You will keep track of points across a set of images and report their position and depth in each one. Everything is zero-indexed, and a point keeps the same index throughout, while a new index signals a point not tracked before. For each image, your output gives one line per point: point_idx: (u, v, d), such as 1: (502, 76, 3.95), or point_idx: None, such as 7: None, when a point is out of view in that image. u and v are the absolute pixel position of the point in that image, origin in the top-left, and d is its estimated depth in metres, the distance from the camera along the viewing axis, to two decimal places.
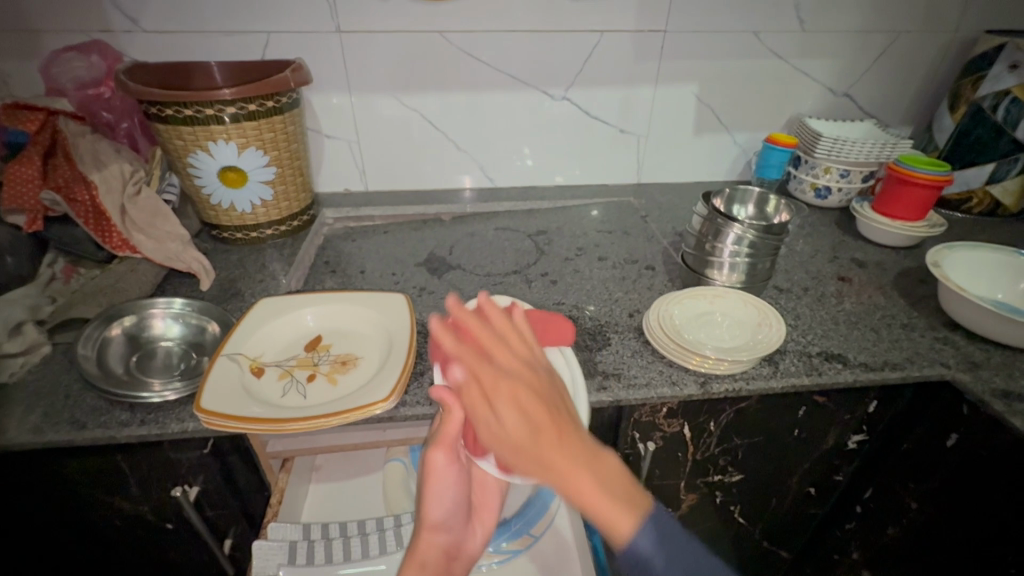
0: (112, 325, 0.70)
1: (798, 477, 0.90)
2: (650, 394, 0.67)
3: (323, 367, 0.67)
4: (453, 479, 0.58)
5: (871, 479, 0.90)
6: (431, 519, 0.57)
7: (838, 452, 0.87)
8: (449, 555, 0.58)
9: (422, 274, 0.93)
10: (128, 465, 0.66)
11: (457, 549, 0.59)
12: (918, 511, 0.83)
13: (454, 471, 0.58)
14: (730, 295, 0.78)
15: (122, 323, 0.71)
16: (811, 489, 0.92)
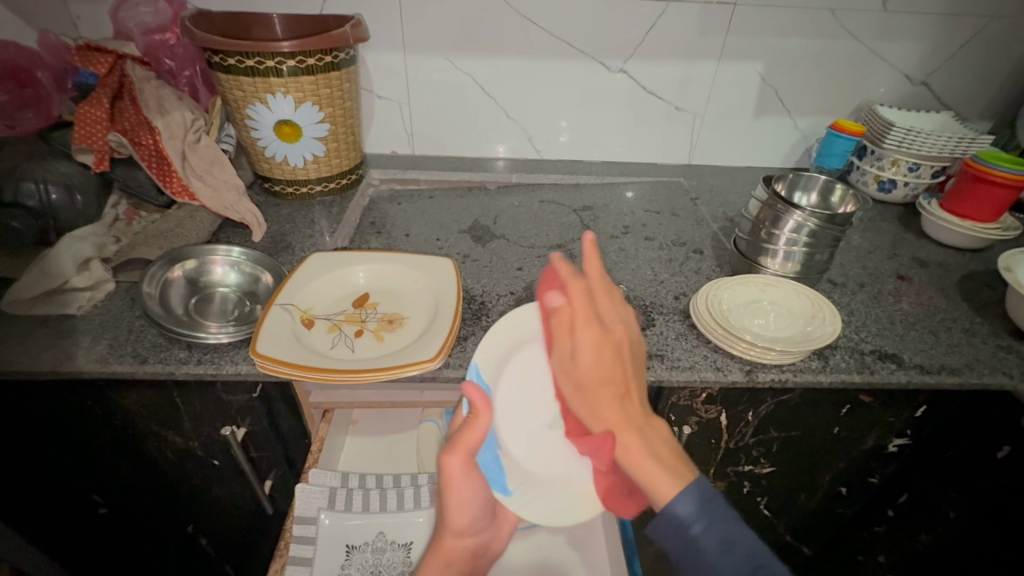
0: (175, 267, 0.72)
1: (831, 475, 0.88)
2: (693, 378, 0.67)
3: (370, 324, 0.68)
4: (476, 486, 0.54)
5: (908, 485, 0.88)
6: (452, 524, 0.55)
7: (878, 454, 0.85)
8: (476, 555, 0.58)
9: (466, 242, 0.93)
10: (183, 402, 0.70)
11: (484, 548, 0.59)
12: (954, 520, 0.82)
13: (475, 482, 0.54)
14: (784, 285, 0.76)
15: (183, 266, 0.73)
16: (842, 488, 0.91)
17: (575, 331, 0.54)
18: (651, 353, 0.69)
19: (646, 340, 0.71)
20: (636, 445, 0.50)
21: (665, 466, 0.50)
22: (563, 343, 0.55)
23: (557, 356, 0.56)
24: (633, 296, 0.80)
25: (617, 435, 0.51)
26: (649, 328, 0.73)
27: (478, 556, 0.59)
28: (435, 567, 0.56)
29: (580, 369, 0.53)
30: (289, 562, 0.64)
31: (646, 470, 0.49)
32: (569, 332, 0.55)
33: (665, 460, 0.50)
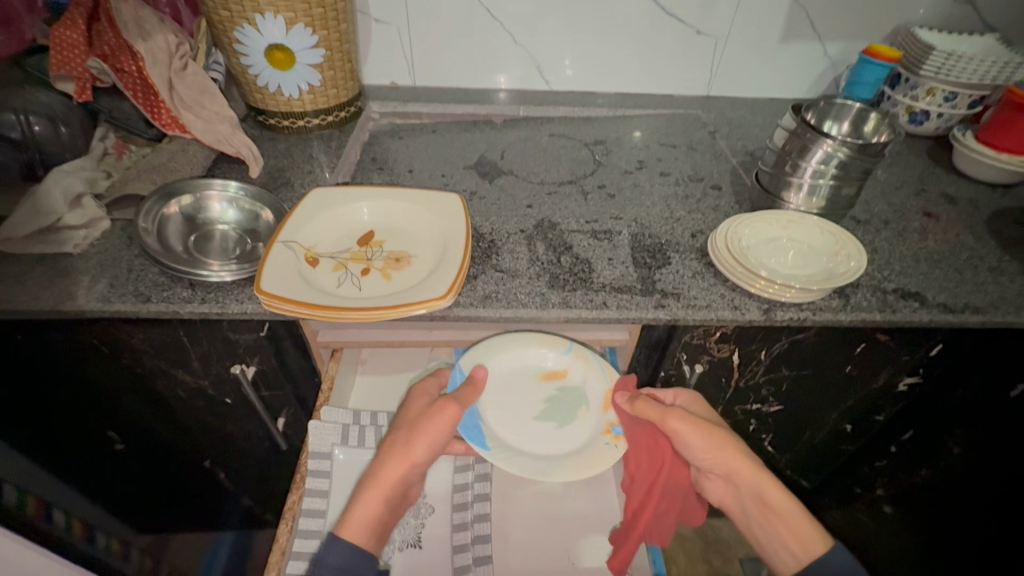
0: (171, 203, 0.68)
1: (839, 413, 0.89)
2: (710, 317, 0.65)
3: (376, 262, 0.66)
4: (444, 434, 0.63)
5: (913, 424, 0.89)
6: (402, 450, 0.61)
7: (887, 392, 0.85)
8: (405, 496, 0.63)
9: (473, 178, 0.89)
10: (190, 341, 0.69)
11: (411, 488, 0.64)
12: (959, 456, 0.82)
13: (443, 430, 0.62)
14: (807, 221, 0.72)
15: (180, 202, 0.69)
16: (848, 425, 0.91)
17: (701, 423, 0.66)
18: (667, 292, 0.67)
19: (662, 279, 0.68)
20: (771, 512, 0.64)
21: (804, 530, 0.62)
22: (696, 434, 0.65)
23: (691, 448, 0.66)
24: (648, 233, 0.76)
25: (761, 496, 0.65)
26: (665, 267, 0.70)
27: (405, 494, 0.63)
28: (372, 491, 0.60)
29: (715, 448, 0.65)
30: (306, 494, 0.65)
31: (792, 522, 0.63)
32: (696, 424, 0.66)
33: (798, 522, 0.63)
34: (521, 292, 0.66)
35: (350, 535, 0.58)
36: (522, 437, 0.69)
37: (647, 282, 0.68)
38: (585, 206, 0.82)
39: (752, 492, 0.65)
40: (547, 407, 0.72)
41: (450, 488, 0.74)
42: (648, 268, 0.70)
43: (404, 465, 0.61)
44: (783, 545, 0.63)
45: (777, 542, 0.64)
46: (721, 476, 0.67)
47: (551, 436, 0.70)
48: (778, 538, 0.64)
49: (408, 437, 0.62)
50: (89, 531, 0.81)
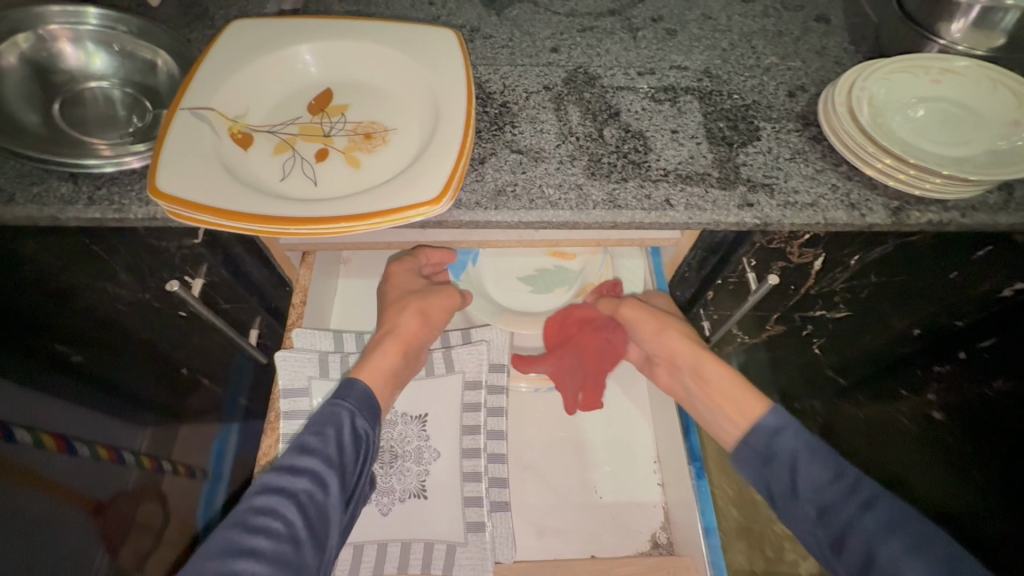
0: (3, 46, 0.45)
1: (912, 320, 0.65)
2: (815, 219, 0.46)
3: (336, 140, 0.45)
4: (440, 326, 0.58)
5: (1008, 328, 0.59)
6: (418, 305, 0.55)
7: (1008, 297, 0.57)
8: (405, 373, 0.54)
9: (473, 6, 0.62)
10: (104, 251, 0.51)
11: (410, 367, 0.55)
12: None
13: (439, 319, 0.57)
14: (969, 74, 0.49)
15: (18, 45, 0.46)
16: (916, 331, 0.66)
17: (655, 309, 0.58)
18: (756, 183, 0.47)
19: (748, 163, 0.48)
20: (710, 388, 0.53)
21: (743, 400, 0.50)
22: (645, 320, 0.57)
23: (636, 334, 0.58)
24: (727, 92, 0.54)
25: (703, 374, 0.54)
26: (752, 144, 0.49)
27: (406, 367, 0.54)
28: (392, 340, 0.53)
29: (660, 327, 0.56)
30: (283, 439, 0.55)
31: (732, 391, 0.51)
32: (644, 308, 0.58)
33: (735, 392, 0.51)
34: (547, 183, 0.46)
35: (365, 380, 0.50)
36: (498, 285, 0.67)
37: (726, 168, 0.48)
38: (633, 49, 0.57)
39: (691, 367, 0.54)
40: (537, 276, 0.68)
41: (455, 406, 0.57)
42: (728, 146, 0.49)
43: (420, 324, 0.55)
44: (721, 417, 0.51)
45: (719, 417, 0.52)
46: (663, 359, 0.57)
47: (524, 295, 0.67)
48: (721, 414, 0.52)
49: (422, 294, 0.56)
50: (61, 442, 0.53)
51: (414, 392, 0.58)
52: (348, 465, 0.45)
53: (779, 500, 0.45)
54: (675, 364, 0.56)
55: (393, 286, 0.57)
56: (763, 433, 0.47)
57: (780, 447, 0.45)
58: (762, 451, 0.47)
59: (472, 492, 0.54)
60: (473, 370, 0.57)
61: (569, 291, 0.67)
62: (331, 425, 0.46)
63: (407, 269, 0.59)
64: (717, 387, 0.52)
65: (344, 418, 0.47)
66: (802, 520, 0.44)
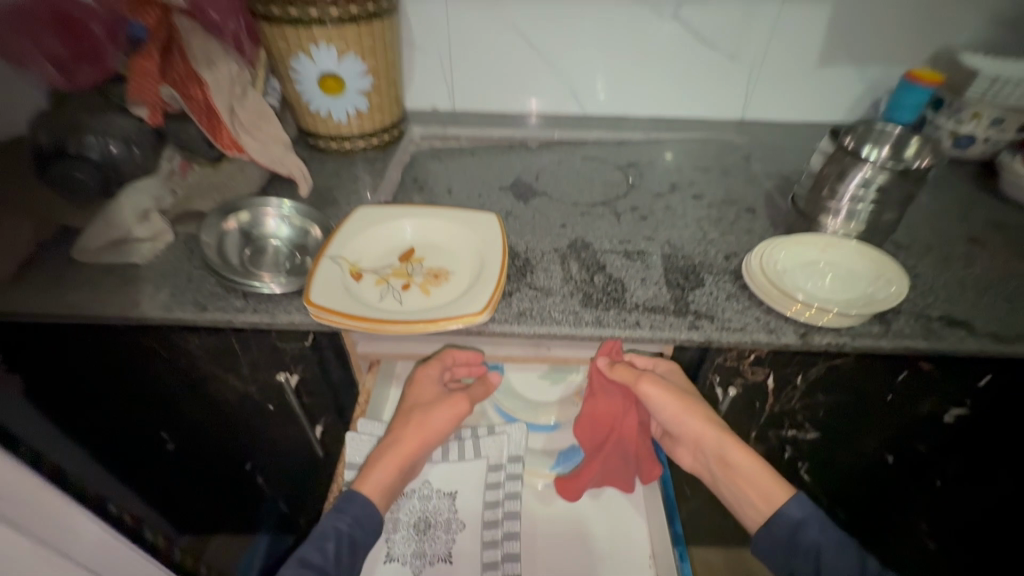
0: (229, 219, 0.73)
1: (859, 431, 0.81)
2: (745, 339, 0.65)
3: (416, 278, 0.68)
4: (447, 426, 0.69)
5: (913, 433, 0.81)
6: (417, 421, 0.68)
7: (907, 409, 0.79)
8: (400, 481, 0.67)
9: (509, 198, 0.92)
10: (241, 347, 0.73)
11: (410, 472, 0.68)
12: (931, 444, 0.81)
13: (446, 425, 0.69)
14: (845, 245, 0.71)
15: (238, 218, 0.74)
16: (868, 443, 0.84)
17: (671, 389, 0.69)
18: (700, 313, 0.67)
19: (695, 300, 0.69)
20: (738, 478, 0.67)
21: (766, 490, 0.65)
22: (670, 400, 0.68)
23: (659, 411, 0.70)
24: (681, 255, 0.77)
25: (725, 459, 0.68)
26: (698, 289, 0.71)
27: (407, 474, 0.68)
28: (392, 458, 0.66)
29: (678, 411, 0.69)
30: None
31: (757, 479, 0.66)
32: (667, 390, 0.69)
33: (760, 482, 0.66)
34: (553, 308, 0.67)
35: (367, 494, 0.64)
36: (523, 387, 0.84)
37: (680, 303, 0.69)
38: (618, 227, 0.84)
39: (719, 455, 0.68)
40: (551, 373, 0.84)
41: (480, 484, 0.71)
42: (681, 290, 0.70)
43: (419, 437, 0.68)
44: (751, 503, 0.66)
45: (745, 499, 0.67)
46: (691, 442, 0.71)
47: (544, 388, 0.83)
48: (747, 496, 0.67)
49: (424, 412, 0.69)
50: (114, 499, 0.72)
51: (448, 473, 0.72)
52: (344, 568, 0.59)
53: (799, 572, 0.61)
54: (698, 445, 0.70)
55: (417, 399, 0.71)
56: (788, 526, 0.62)
57: (805, 539, 0.61)
58: (786, 539, 0.62)
59: (490, 558, 0.65)
60: (496, 455, 0.72)
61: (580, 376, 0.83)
62: (331, 540, 0.60)
63: (423, 382, 0.73)
64: (742, 474, 0.67)
65: (343, 534, 0.60)
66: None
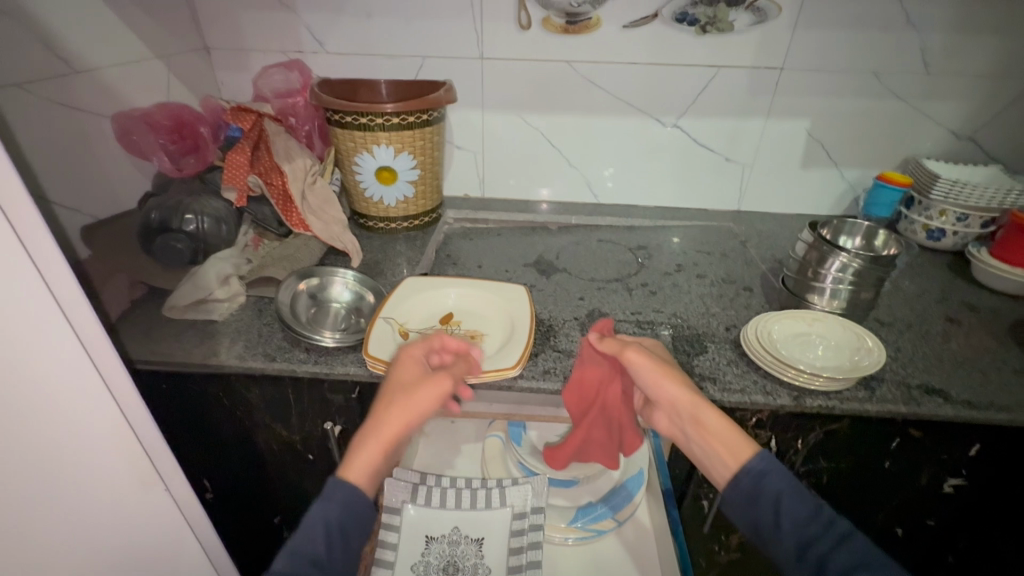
0: (302, 283, 0.87)
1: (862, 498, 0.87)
2: (744, 399, 0.73)
3: (455, 337, 0.79)
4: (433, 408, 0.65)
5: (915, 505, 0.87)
6: (400, 402, 0.63)
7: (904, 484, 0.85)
8: (378, 468, 0.62)
9: (533, 274, 1.04)
10: (294, 397, 0.81)
11: (392, 454, 0.64)
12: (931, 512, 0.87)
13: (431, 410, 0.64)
14: (830, 319, 0.82)
15: (309, 282, 0.88)
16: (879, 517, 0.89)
17: (653, 355, 0.71)
18: (704, 375, 0.76)
19: (699, 364, 0.78)
20: (711, 438, 0.64)
21: (733, 450, 0.63)
22: (649, 364, 0.70)
23: (639, 377, 0.70)
24: (687, 325, 0.88)
25: (700, 422, 0.66)
26: (702, 354, 0.80)
27: (389, 457, 0.63)
28: (375, 441, 0.61)
29: (660, 375, 0.69)
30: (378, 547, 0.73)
31: (729, 441, 0.63)
32: (648, 356, 0.70)
33: (732, 442, 0.63)
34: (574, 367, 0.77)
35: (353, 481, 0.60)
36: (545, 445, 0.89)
37: (686, 366, 0.78)
38: (630, 300, 0.95)
39: (693, 417, 0.66)
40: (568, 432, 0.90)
41: (505, 531, 0.76)
42: (687, 354, 0.80)
43: (403, 423, 0.62)
44: (721, 462, 0.64)
45: (713, 458, 0.65)
46: (666, 407, 0.69)
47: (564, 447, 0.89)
48: (717, 460, 0.65)
49: (404, 395, 0.65)
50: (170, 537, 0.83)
51: (476, 521, 0.77)
52: (335, 553, 0.56)
53: (766, 536, 0.58)
54: (674, 410, 0.68)
55: (403, 384, 0.66)
56: (752, 477, 0.60)
57: (767, 488, 0.59)
58: (750, 491, 0.60)
59: None
60: (520, 504, 0.77)
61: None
62: (320, 531, 0.56)
63: (408, 363, 0.68)
64: (714, 433, 0.64)
65: (333, 522, 0.57)
66: (783, 552, 0.57)
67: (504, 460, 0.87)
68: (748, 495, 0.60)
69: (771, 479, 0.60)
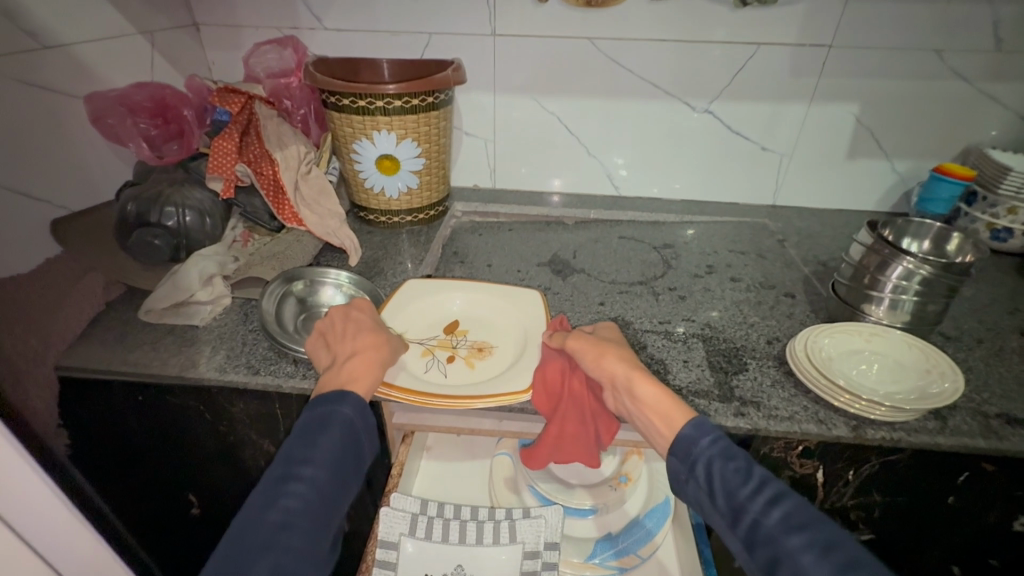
0: (290, 287, 0.80)
1: (920, 538, 0.76)
2: (793, 429, 0.63)
3: (461, 350, 0.71)
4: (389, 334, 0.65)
5: (983, 548, 0.75)
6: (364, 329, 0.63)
7: (969, 524, 0.73)
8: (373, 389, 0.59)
9: (547, 274, 0.95)
10: (282, 413, 0.73)
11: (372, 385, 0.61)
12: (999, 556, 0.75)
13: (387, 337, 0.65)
14: (891, 335, 0.72)
15: (297, 286, 0.81)
16: (937, 555, 0.78)
17: (594, 338, 0.64)
18: (746, 400, 0.66)
19: (740, 385, 0.68)
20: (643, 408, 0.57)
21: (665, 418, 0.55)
22: (586, 346, 0.63)
23: (580, 360, 0.63)
24: (721, 337, 0.78)
25: (634, 392, 0.58)
26: (742, 373, 0.70)
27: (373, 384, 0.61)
28: (363, 359, 0.60)
29: (597, 350, 0.63)
30: None
31: (660, 407, 0.56)
32: (587, 338, 0.64)
33: (660, 407, 0.56)
34: None
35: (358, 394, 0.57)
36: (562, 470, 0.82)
37: (724, 387, 0.68)
38: (656, 307, 0.85)
39: (627, 387, 0.59)
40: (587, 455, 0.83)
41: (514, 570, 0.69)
42: (725, 373, 0.70)
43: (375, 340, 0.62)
44: (655, 431, 0.56)
45: (653, 432, 0.56)
46: (607, 385, 0.61)
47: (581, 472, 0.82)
48: (653, 427, 0.56)
49: (359, 350, 0.61)
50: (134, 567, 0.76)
51: (482, 559, 0.69)
52: (347, 458, 0.53)
53: (706, 508, 0.51)
54: (616, 389, 0.60)
55: (344, 345, 0.62)
56: (684, 443, 0.53)
57: (698, 454, 0.52)
58: (683, 458, 0.53)
59: None
60: (532, 540, 0.69)
61: (614, 459, 0.83)
62: (336, 426, 0.53)
63: (340, 327, 0.64)
64: (647, 403, 0.57)
65: (350, 422, 0.54)
66: (720, 523, 0.49)
67: (513, 485, 0.80)
68: (685, 455, 0.52)
69: (706, 440, 0.52)
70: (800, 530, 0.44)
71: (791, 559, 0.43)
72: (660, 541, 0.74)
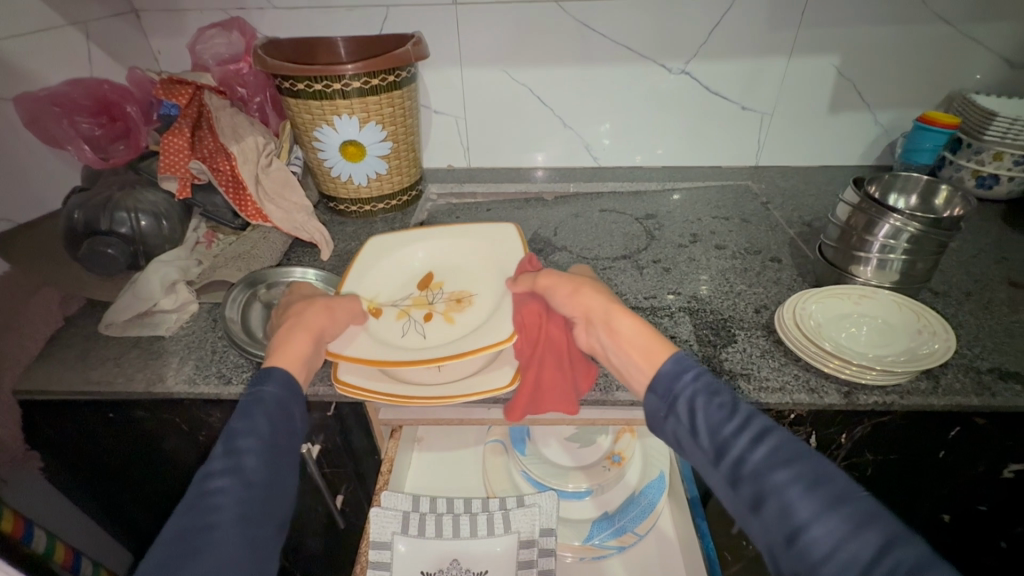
0: (252, 292, 0.77)
1: (912, 493, 0.76)
2: (785, 399, 0.62)
3: (438, 306, 0.70)
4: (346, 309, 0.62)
5: (973, 498, 0.76)
6: (311, 303, 0.61)
7: (961, 476, 0.73)
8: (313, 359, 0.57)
9: None
10: None
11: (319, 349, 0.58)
12: (988, 504, 0.76)
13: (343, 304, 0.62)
14: (880, 296, 0.70)
15: (260, 291, 0.78)
16: (929, 507, 0.78)
17: (570, 276, 0.63)
18: (736, 372, 0.65)
19: (728, 358, 0.67)
20: (621, 344, 0.54)
21: (644, 351, 0.52)
22: (560, 284, 0.61)
23: (555, 299, 0.62)
24: (708, 308, 0.76)
25: (611, 326, 0.56)
26: (730, 346, 0.69)
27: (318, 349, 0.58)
28: (300, 330, 0.57)
29: (574, 286, 0.61)
30: None
31: (640, 341, 0.53)
32: (561, 275, 0.63)
33: (639, 343, 0.53)
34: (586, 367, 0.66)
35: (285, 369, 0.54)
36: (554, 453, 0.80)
37: (713, 362, 0.66)
38: (640, 280, 0.83)
39: (605, 323, 0.56)
40: (578, 434, 0.82)
41: (511, 560, 0.68)
42: (713, 347, 0.68)
43: (326, 316, 0.60)
44: (634, 367, 0.52)
45: (631, 368, 0.53)
46: (582, 321, 0.60)
47: (574, 453, 0.80)
48: (633, 365, 0.53)
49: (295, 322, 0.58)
50: None
51: (477, 551, 0.68)
52: (280, 446, 0.47)
53: (688, 449, 0.46)
54: (594, 325, 0.58)
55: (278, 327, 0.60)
56: (666, 378, 0.49)
57: (682, 390, 0.47)
58: (665, 396, 0.48)
59: None
60: (527, 530, 0.68)
61: (608, 438, 0.81)
62: (259, 415, 0.48)
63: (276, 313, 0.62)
64: (624, 337, 0.54)
65: (274, 408, 0.49)
66: (702, 461, 0.45)
67: (508, 472, 0.79)
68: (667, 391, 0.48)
69: (689, 375, 0.48)
70: (786, 464, 0.40)
71: (778, 495, 0.39)
72: (657, 515, 0.75)
